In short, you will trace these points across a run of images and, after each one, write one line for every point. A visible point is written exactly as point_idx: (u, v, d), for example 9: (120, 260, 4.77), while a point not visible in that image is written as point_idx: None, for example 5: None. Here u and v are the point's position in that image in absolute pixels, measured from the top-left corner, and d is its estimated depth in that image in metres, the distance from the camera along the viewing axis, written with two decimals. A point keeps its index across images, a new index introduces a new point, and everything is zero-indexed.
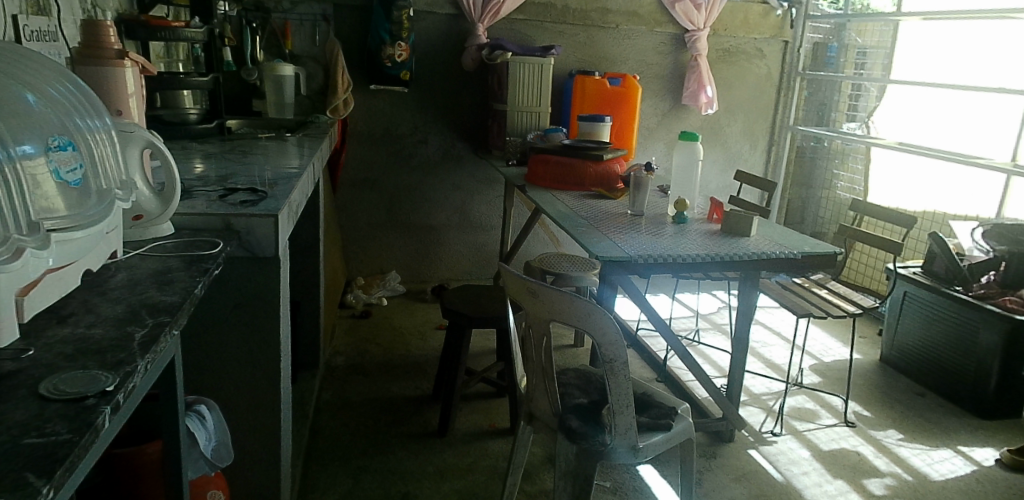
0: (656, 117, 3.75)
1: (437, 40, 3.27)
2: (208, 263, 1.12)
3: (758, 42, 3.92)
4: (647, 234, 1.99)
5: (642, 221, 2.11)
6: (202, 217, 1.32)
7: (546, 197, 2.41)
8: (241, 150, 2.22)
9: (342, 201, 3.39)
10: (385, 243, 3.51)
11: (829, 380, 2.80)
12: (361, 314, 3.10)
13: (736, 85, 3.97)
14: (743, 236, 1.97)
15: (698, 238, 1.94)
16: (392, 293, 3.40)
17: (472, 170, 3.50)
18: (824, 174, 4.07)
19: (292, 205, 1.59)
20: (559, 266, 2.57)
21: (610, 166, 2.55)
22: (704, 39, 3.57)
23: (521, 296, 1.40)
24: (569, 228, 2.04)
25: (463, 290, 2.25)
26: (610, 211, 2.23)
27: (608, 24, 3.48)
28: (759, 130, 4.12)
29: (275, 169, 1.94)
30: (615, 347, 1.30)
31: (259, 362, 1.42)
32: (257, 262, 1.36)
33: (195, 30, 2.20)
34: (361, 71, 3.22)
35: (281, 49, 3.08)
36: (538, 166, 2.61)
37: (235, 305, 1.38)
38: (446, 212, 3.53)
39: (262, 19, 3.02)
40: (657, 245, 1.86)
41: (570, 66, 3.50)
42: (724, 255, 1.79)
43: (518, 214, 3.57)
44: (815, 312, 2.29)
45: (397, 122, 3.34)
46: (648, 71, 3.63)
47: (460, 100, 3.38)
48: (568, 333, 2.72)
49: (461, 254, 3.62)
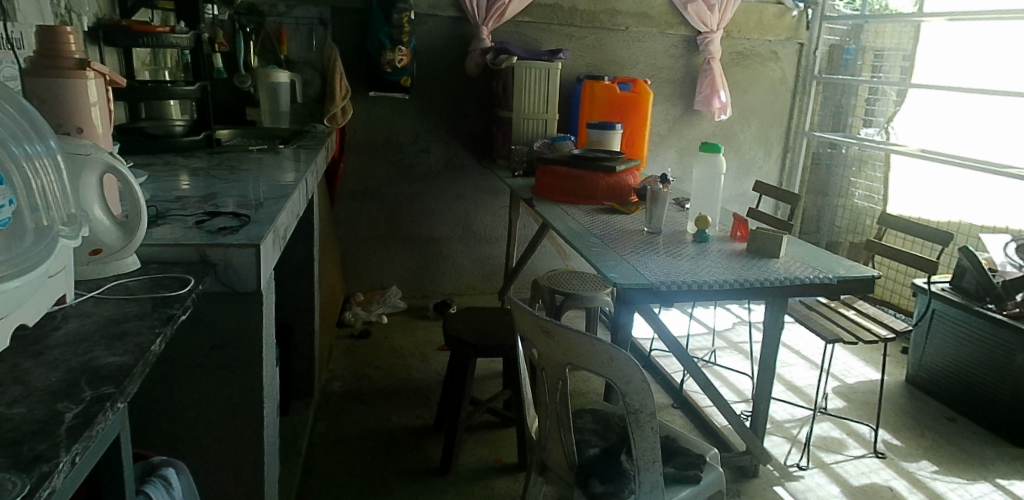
0: (667, 123, 3.58)
1: (439, 43, 3.12)
2: (173, 308, 0.97)
3: (773, 44, 3.72)
4: (667, 255, 1.82)
5: (660, 240, 1.95)
6: (172, 249, 1.17)
7: (556, 213, 2.25)
8: (229, 164, 2.07)
9: (340, 213, 3.24)
10: (385, 257, 3.36)
11: (855, 405, 2.64)
12: (360, 334, 2.95)
13: (750, 90, 3.77)
14: (771, 257, 1.81)
15: (724, 261, 1.78)
16: (392, 310, 3.26)
17: (475, 180, 3.35)
18: (840, 181, 3.87)
19: (280, 228, 1.44)
20: (570, 286, 2.42)
21: (624, 178, 2.39)
22: (717, 41, 3.41)
23: (533, 334, 1.25)
24: (581, 248, 1.88)
25: (467, 313, 2.10)
26: (625, 228, 2.07)
27: (618, 27, 3.33)
28: (772, 137, 3.91)
29: (264, 185, 1.80)
30: (642, 397, 1.15)
31: (239, 410, 1.27)
32: (236, 298, 1.22)
33: (181, 36, 2.05)
34: (359, 77, 3.07)
35: (277, 55, 2.93)
36: (547, 178, 2.46)
37: (212, 346, 1.23)
38: (449, 224, 3.38)
39: (255, 23, 2.83)
40: (679, 268, 1.70)
41: (577, 70, 3.35)
42: (753, 281, 1.64)
43: (525, 226, 3.42)
44: (845, 338, 2.13)
45: (397, 130, 3.19)
46: (658, 75, 3.47)
47: (463, 107, 3.23)
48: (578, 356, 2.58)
49: (464, 267, 3.47)
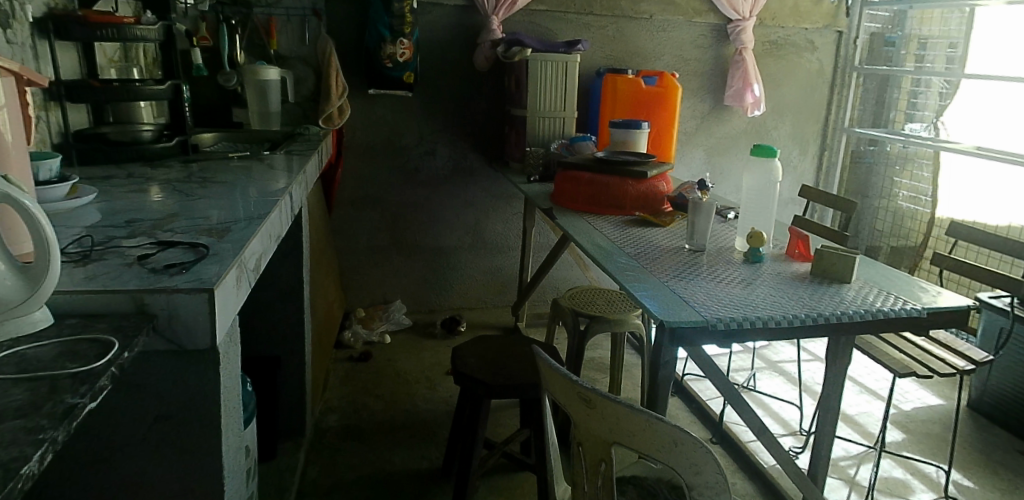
0: (695, 120, 3.29)
1: (445, 35, 2.83)
2: (76, 394, 0.73)
3: (809, 33, 3.37)
4: (716, 280, 1.53)
5: (705, 260, 1.66)
6: (99, 298, 0.91)
7: (581, 226, 1.97)
8: (205, 173, 1.80)
9: (338, 222, 2.98)
10: (388, 269, 3.09)
11: (916, 438, 2.35)
12: (361, 356, 2.68)
13: (784, 83, 3.42)
14: (842, 283, 1.52)
15: (786, 288, 1.49)
16: (397, 328, 2.99)
17: (486, 184, 3.07)
18: (882, 182, 3.55)
19: (251, 256, 1.18)
20: (596, 307, 2.14)
21: (655, 184, 2.11)
22: (750, 30, 3.10)
23: (568, 401, 0.99)
24: (613, 270, 1.59)
25: (478, 344, 1.84)
26: (661, 244, 1.78)
27: (641, 14, 3.04)
28: (807, 134, 3.56)
29: (242, 199, 1.53)
30: (714, 492, 0.88)
31: (193, 494, 1.03)
32: (186, 357, 0.97)
33: (147, 28, 1.78)
34: (358, 73, 2.80)
35: (265, 50, 2.64)
36: (567, 184, 2.18)
37: (155, 417, 0.99)
38: (457, 233, 3.11)
39: (242, 16, 2.58)
40: (735, 298, 1.41)
41: (596, 63, 3.06)
42: (827, 315, 1.35)
43: (541, 234, 3.13)
44: (918, 370, 1.83)
45: (400, 131, 2.91)
46: (685, 67, 3.17)
47: (473, 105, 2.95)
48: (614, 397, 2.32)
49: (475, 280, 3.19)
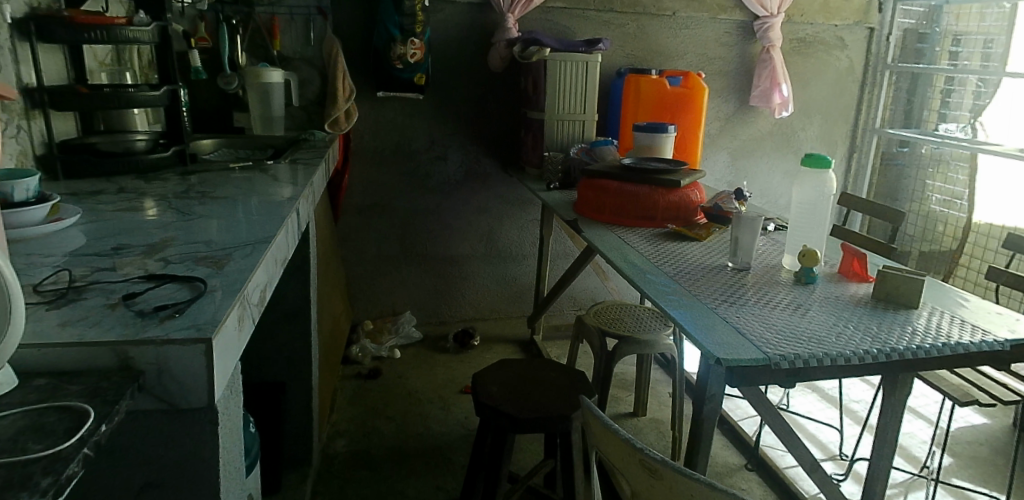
0: (719, 122, 3.15)
1: (457, 34, 2.69)
2: (36, 490, 0.58)
3: (839, 29, 3.21)
4: (768, 305, 1.38)
5: (752, 281, 1.51)
6: (73, 352, 0.77)
7: (610, 241, 1.82)
8: (203, 185, 1.65)
9: (345, 231, 2.83)
10: (398, 279, 2.94)
11: (965, 462, 2.18)
12: (369, 373, 2.50)
13: (813, 82, 3.26)
14: (909, 310, 1.36)
15: (848, 314, 1.34)
16: (406, 342, 2.81)
17: (500, 190, 2.92)
18: (913, 184, 3.41)
19: (255, 288, 1.03)
20: (622, 326, 1.98)
21: (687, 194, 1.96)
22: (778, 27, 2.96)
23: (628, 466, 0.85)
24: (651, 293, 1.43)
25: (498, 369, 1.67)
26: (700, 262, 1.63)
27: (664, 12, 2.90)
28: (835, 135, 3.39)
29: (245, 215, 1.38)
30: None
31: None
32: (177, 416, 0.82)
33: (138, 29, 1.63)
34: (366, 75, 2.65)
35: (268, 51, 2.49)
36: (592, 193, 2.04)
37: (142, 484, 0.85)
38: (470, 241, 2.96)
39: (243, 15, 2.43)
40: (794, 328, 1.26)
41: (617, 63, 2.92)
42: (901, 349, 1.19)
43: (558, 241, 2.98)
44: (981, 398, 1.67)
45: (410, 135, 2.77)
46: (709, 67, 3.03)
47: (487, 107, 2.80)
48: (646, 430, 2.17)
49: (488, 290, 3.04)
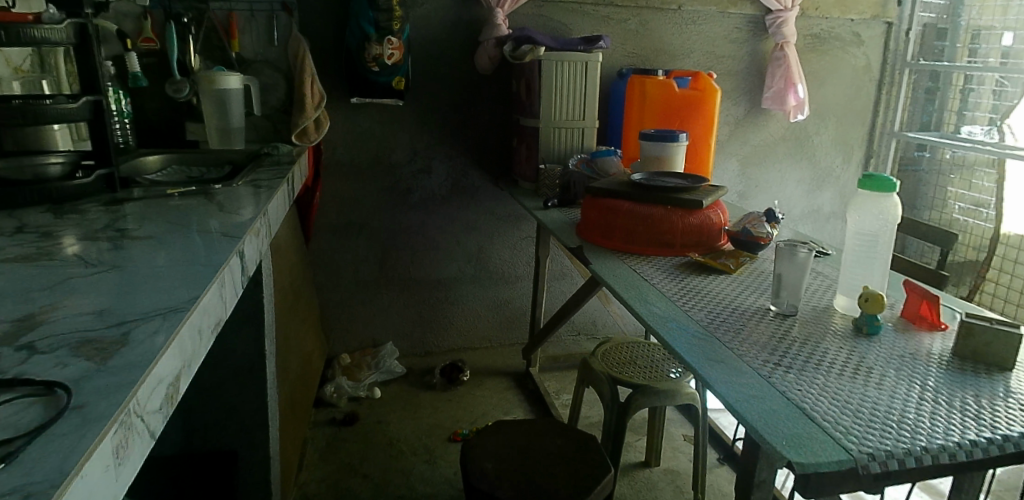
0: (728, 126, 2.90)
1: (441, 31, 2.39)
2: None
3: (856, 24, 2.96)
4: (831, 366, 1.11)
5: (802, 331, 1.23)
6: None
7: (624, 274, 1.55)
8: (130, 217, 1.35)
9: (318, 253, 2.53)
10: (377, 305, 2.65)
11: None
12: (345, 419, 2.21)
13: (828, 81, 3.01)
14: (1003, 372, 1.10)
15: (931, 379, 1.07)
16: (387, 377, 2.52)
17: (490, 205, 2.64)
18: (933, 192, 3.20)
19: (157, 386, 0.72)
20: (635, 373, 1.70)
21: (710, 216, 1.69)
22: (792, 22, 2.71)
23: None
24: (684, 350, 1.15)
25: (494, 436, 1.38)
26: (735, 304, 1.36)
27: (669, 5, 2.64)
28: (853, 139, 3.14)
29: (172, 260, 1.08)
30: None
31: None
32: None
33: (51, 27, 1.32)
34: (338, 78, 2.35)
35: (225, 53, 2.18)
36: (599, 215, 1.77)
37: None
38: (457, 263, 2.67)
39: (195, 11, 2.11)
40: (871, 402, 0.99)
41: (617, 64, 2.65)
42: (1016, 437, 0.92)
43: (555, 261, 2.71)
44: None
45: (390, 145, 2.47)
46: (718, 66, 2.78)
47: (474, 113, 2.51)
48: (662, 484, 1.90)
49: (478, 315, 2.76)
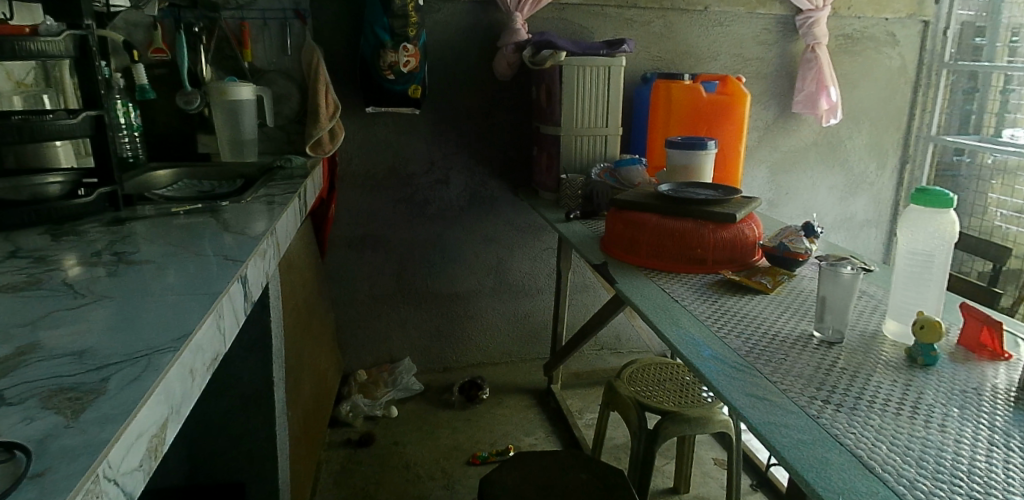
0: (757, 131, 2.78)
1: (457, 37, 2.32)
2: None
3: (891, 24, 2.82)
4: (886, 403, 1.00)
5: (850, 361, 1.13)
6: None
7: (652, 294, 1.45)
8: (131, 237, 1.29)
9: (334, 267, 2.47)
10: (394, 320, 2.58)
11: None
12: (361, 440, 2.13)
13: (863, 83, 2.87)
14: None
15: (999, 418, 0.96)
16: (405, 394, 2.45)
17: (510, 217, 2.55)
18: (974, 198, 3.04)
19: (136, 442, 0.65)
20: (666, 398, 1.60)
21: (744, 230, 1.59)
22: (824, 22, 2.59)
23: None
24: (721, 384, 1.05)
25: (513, 470, 1.29)
26: (774, 329, 1.25)
27: (694, 7, 2.53)
28: (887, 143, 3.00)
29: (168, 287, 1.01)
30: None
31: None
32: None
33: (49, 40, 1.26)
34: (353, 87, 2.29)
35: (238, 62, 2.13)
36: (624, 229, 1.68)
37: None
38: (476, 275, 2.59)
39: (207, 20, 2.06)
40: (934, 448, 0.88)
41: (641, 68, 2.55)
42: None
43: (577, 273, 2.61)
44: None
45: (406, 155, 2.40)
46: (746, 70, 2.67)
47: (493, 121, 2.43)
48: None
49: (498, 329, 2.67)
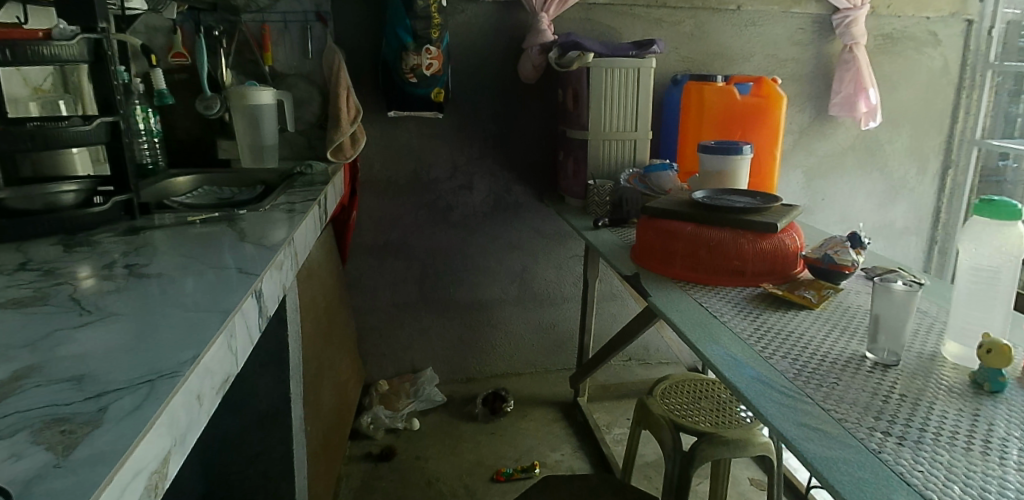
0: (793, 134, 2.68)
1: (481, 39, 2.25)
2: None
3: (933, 23, 2.70)
4: (954, 436, 0.90)
5: (909, 387, 1.03)
6: None
7: (688, 309, 1.36)
8: (144, 248, 1.24)
9: (355, 274, 2.42)
10: (416, 328, 2.52)
11: None
12: (382, 454, 2.08)
13: (903, 85, 2.75)
14: None
15: None
16: (427, 406, 2.39)
17: (535, 223, 2.48)
18: None
19: (134, 480, 0.59)
20: (702, 418, 1.52)
21: (784, 240, 1.50)
22: (863, 21, 2.47)
23: None
24: (769, 414, 0.96)
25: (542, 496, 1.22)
26: (821, 350, 1.16)
27: (726, 6, 2.44)
28: (929, 147, 2.87)
29: (179, 302, 0.96)
30: None
31: None
32: None
33: (62, 44, 1.22)
34: (375, 91, 2.24)
35: (258, 66, 2.09)
36: (656, 239, 1.59)
37: None
38: (500, 284, 2.53)
39: (228, 24, 2.04)
40: (1014, 491, 0.79)
41: (671, 69, 2.47)
42: None
43: (605, 282, 2.53)
44: None
45: (429, 160, 2.35)
46: (780, 71, 2.56)
47: (518, 125, 2.36)
48: None
49: (522, 339, 2.60)
